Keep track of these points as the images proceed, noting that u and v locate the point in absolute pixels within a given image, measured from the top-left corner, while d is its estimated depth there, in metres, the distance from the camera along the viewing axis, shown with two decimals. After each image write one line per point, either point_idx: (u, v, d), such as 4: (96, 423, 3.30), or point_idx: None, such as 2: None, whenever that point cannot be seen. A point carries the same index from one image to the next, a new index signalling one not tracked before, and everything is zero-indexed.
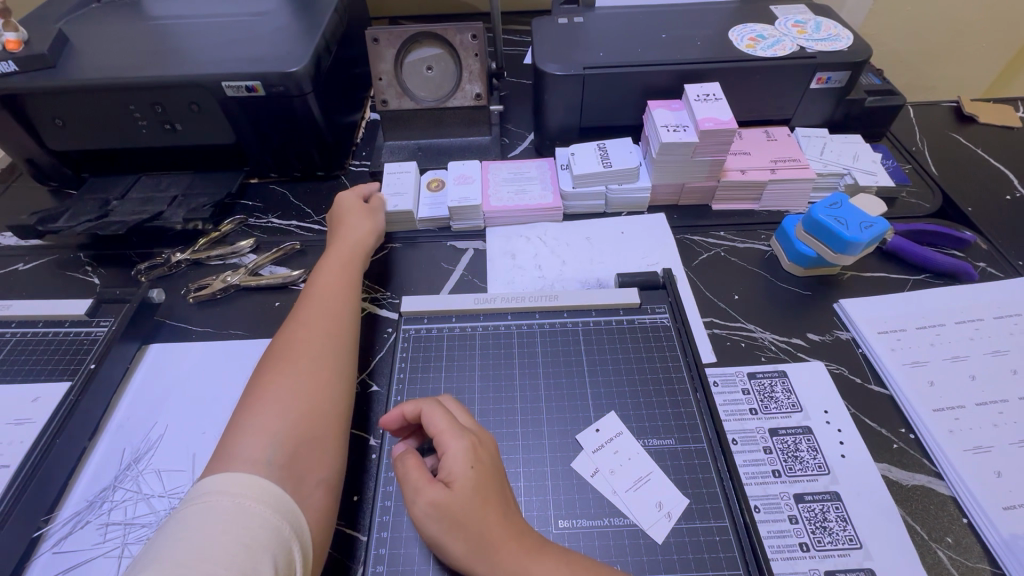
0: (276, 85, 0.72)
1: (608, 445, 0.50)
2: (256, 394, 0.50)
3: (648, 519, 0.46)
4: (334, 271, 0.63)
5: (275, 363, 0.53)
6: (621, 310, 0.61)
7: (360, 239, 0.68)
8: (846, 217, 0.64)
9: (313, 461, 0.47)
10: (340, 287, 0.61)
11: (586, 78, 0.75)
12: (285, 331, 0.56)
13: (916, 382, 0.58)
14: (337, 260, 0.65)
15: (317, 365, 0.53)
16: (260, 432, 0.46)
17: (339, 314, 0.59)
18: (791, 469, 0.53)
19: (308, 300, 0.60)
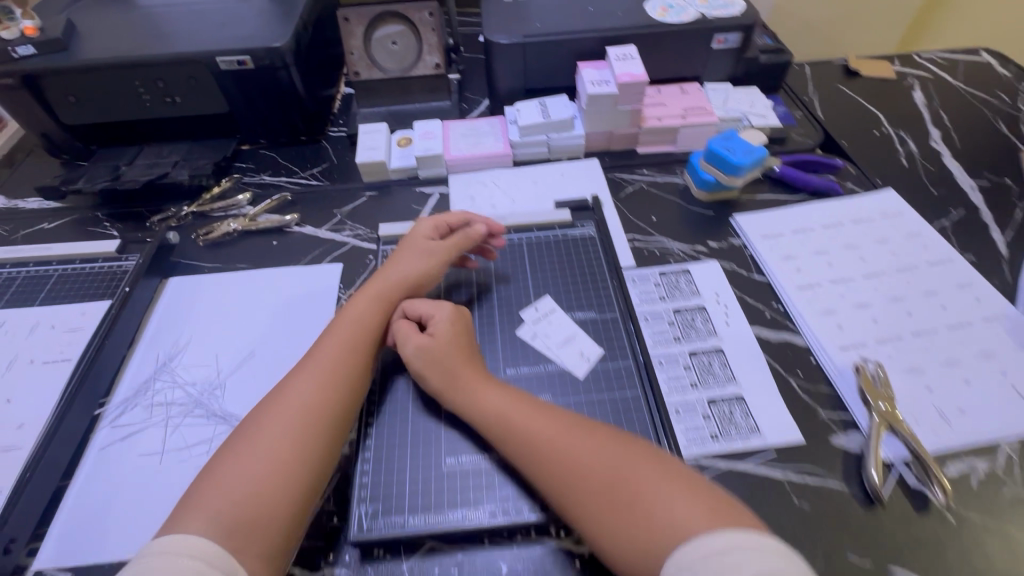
0: (263, 59, 0.85)
1: (544, 317, 0.67)
2: (238, 441, 0.50)
3: (573, 362, 0.62)
4: (355, 316, 0.60)
5: (262, 416, 0.52)
6: (556, 226, 0.77)
7: (397, 272, 0.65)
8: (734, 146, 0.80)
9: (249, 544, 0.44)
10: (351, 340, 0.58)
11: (527, 46, 0.89)
12: (289, 379, 0.55)
13: (786, 269, 0.74)
14: (361, 306, 0.61)
15: (293, 436, 0.50)
16: (209, 501, 0.46)
17: (329, 387, 0.54)
18: (688, 335, 0.68)
19: (320, 352, 0.57)
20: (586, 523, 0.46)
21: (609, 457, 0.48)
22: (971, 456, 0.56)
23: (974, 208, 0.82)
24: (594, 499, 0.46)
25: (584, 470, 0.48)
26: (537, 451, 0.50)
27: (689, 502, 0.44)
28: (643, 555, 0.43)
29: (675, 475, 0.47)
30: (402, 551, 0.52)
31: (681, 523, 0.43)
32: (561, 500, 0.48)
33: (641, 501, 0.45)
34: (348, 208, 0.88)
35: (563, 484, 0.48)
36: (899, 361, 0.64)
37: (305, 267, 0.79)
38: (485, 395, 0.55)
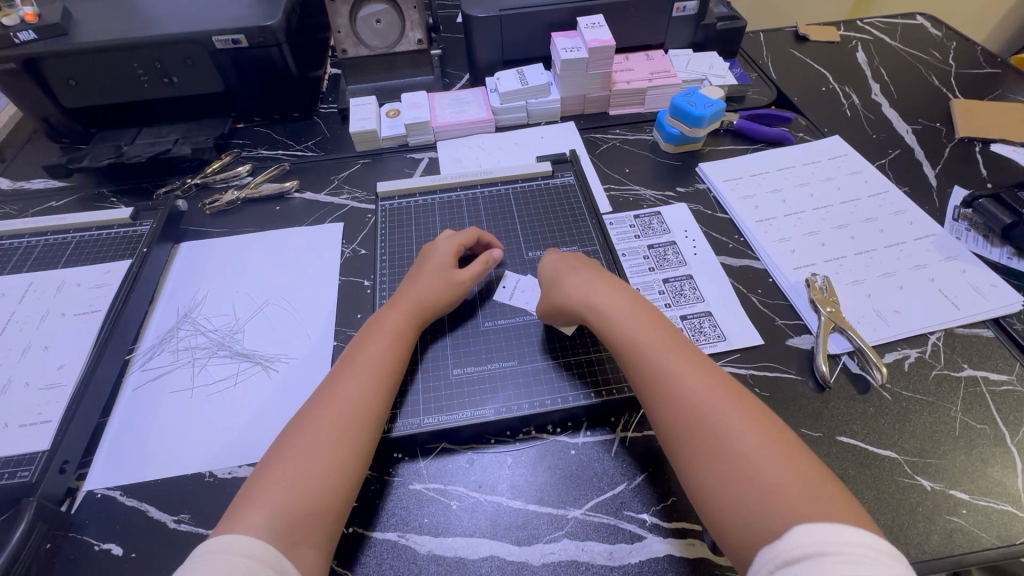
0: (257, 37, 0.90)
1: (514, 286, 0.72)
2: (288, 436, 0.52)
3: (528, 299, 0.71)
4: (396, 321, 0.62)
5: (311, 412, 0.54)
6: (539, 178, 0.85)
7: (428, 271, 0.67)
8: (695, 101, 0.89)
9: (301, 536, 0.46)
10: (396, 354, 0.59)
11: (504, 19, 0.97)
12: (335, 379, 0.57)
13: (746, 206, 0.83)
14: (394, 316, 0.63)
15: (339, 436, 0.52)
16: (264, 499, 0.47)
17: (377, 395, 0.56)
18: (661, 266, 0.76)
19: (360, 357, 0.58)
20: (693, 477, 0.48)
21: (739, 419, 0.48)
22: (902, 346, 0.66)
23: (908, 148, 0.92)
24: (707, 454, 0.48)
25: (711, 424, 0.49)
26: (669, 394, 0.52)
27: (808, 493, 0.43)
28: (743, 524, 0.44)
29: (794, 453, 0.46)
30: (418, 452, 0.60)
31: (792, 510, 0.42)
32: (674, 441, 0.51)
33: (754, 472, 0.45)
34: (344, 174, 0.94)
35: (681, 428, 0.50)
36: (844, 275, 0.73)
37: (309, 228, 0.85)
38: (633, 337, 0.57)
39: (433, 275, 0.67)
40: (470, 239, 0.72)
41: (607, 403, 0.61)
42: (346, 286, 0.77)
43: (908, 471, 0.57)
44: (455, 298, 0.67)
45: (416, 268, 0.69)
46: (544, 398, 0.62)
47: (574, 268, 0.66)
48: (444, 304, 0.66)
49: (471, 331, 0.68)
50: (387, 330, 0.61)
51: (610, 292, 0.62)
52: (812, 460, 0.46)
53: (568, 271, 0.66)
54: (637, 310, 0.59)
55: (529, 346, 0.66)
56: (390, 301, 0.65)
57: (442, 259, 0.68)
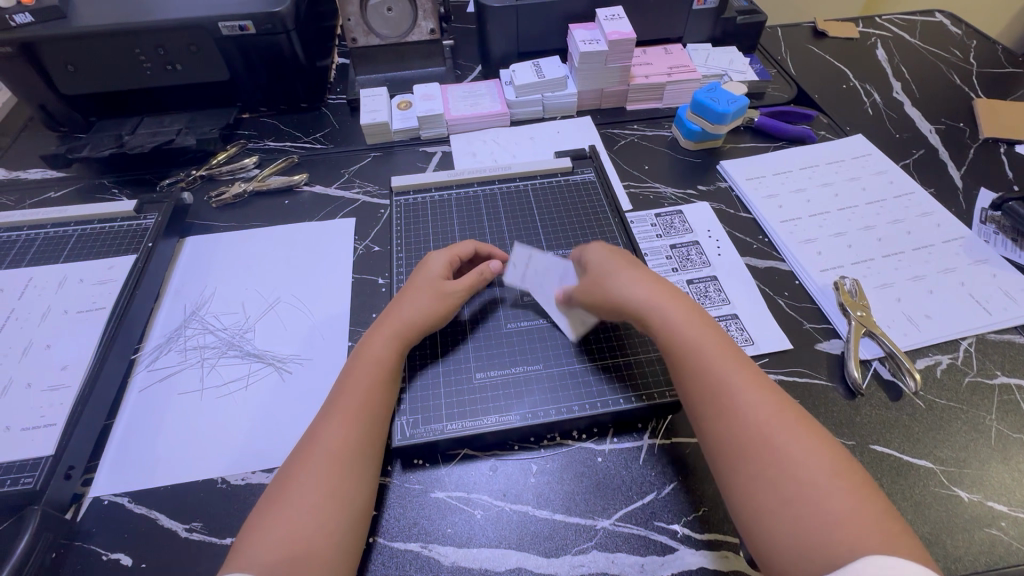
0: (265, 23, 0.87)
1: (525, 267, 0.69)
2: (279, 482, 0.49)
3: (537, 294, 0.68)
4: (377, 343, 0.57)
5: (304, 451, 0.50)
6: (559, 174, 0.82)
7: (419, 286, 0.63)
8: (718, 96, 0.86)
9: None
10: (379, 379, 0.55)
11: (520, 9, 0.94)
12: (328, 414, 0.52)
13: (769, 206, 0.81)
14: (379, 342, 0.58)
15: (336, 481, 0.48)
16: (258, 548, 0.44)
17: (362, 424, 0.52)
18: (684, 266, 0.74)
19: (346, 391, 0.54)
20: (752, 501, 0.45)
21: (805, 443, 0.46)
22: (934, 352, 0.65)
23: (932, 148, 0.90)
24: (773, 478, 0.45)
25: (778, 447, 0.46)
26: (732, 411, 0.49)
27: (875, 526, 0.41)
28: (805, 555, 0.41)
29: (863, 486, 0.44)
30: (439, 459, 0.57)
31: (861, 543, 0.40)
32: (732, 458, 0.48)
33: (822, 501, 0.43)
34: (355, 168, 0.91)
35: (743, 448, 0.47)
36: (872, 278, 0.71)
37: (320, 223, 0.82)
38: (689, 348, 0.53)
39: (416, 289, 0.63)
40: (464, 253, 0.67)
41: (636, 409, 0.59)
42: (360, 284, 0.74)
43: (945, 482, 0.55)
44: (445, 304, 0.62)
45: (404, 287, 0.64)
46: (570, 403, 0.59)
47: (619, 263, 0.61)
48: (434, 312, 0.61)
49: (492, 333, 0.65)
50: (375, 357, 0.56)
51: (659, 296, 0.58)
52: (874, 489, 0.44)
53: (612, 266, 0.60)
54: (692, 317, 0.55)
55: (552, 349, 0.64)
56: (375, 321, 0.61)
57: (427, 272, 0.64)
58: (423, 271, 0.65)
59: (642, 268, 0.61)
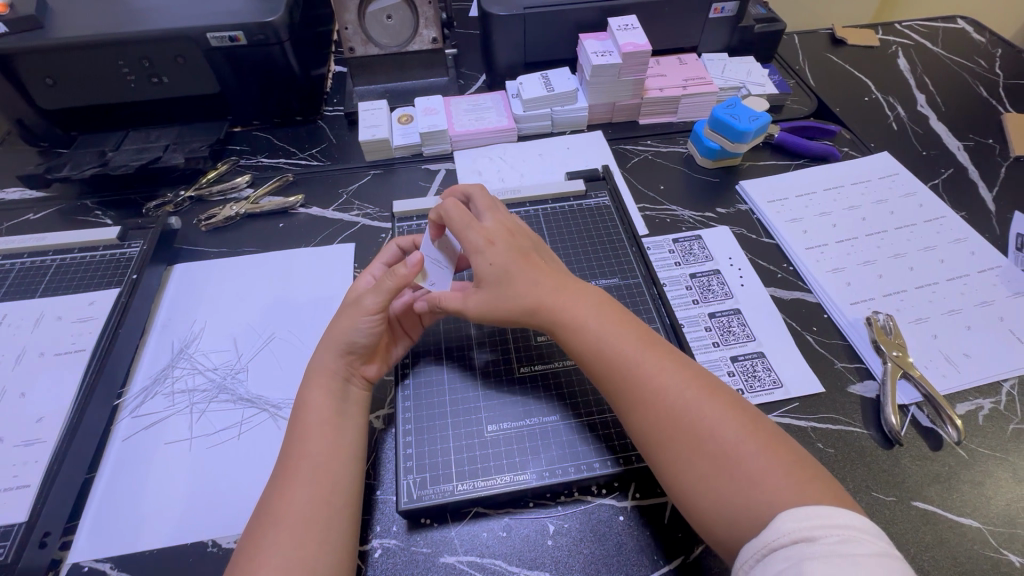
0: (257, 34, 0.82)
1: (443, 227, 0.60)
2: (243, 561, 0.44)
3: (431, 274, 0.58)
4: (319, 391, 0.53)
5: (261, 522, 0.46)
6: (571, 197, 0.76)
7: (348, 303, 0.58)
8: (739, 113, 0.82)
9: None
10: (331, 427, 0.51)
11: (527, 18, 0.89)
12: (280, 478, 0.48)
13: (793, 230, 0.77)
14: (319, 389, 0.53)
15: (301, 557, 0.43)
16: None
17: (316, 481, 0.48)
18: (705, 298, 0.70)
19: (292, 445, 0.50)
20: (681, 483, 0.44)
21: (709, 407, 0.46)
22: (974, 396, 0.61)
23: (961, 167, 0.86)
24: (692, 453, 0.44)
25: (690, 420, 0.45)
26: (642, 393, 0.47)
27: (793, 480, 0.41)
28: (735, 523, 0.41)
29: (773, 441, 0.44)
30: (448, 518, 0.53)
31: (780, 497, 0.40)
32: (652, 442, 0.46)
33: (742, 467, 0.42)
34: (353, 187, 0.86)
35: (657, 429, 0.46)
36: (906, 312, 0.67)
37: (316, 248, 0.77)
38: (597, 331, 0.51)
39: (345, 306, 0.58)
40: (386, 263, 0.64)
41: None
42: None
43: (993, 544, 0.52)
44: (369, 305, 0.55)
45: (339, 314, 0.58)
46: (591, 459, 0.53)
47: (516, 261, 0.53)
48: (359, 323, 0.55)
49: (504, 378, 0.58)
50: (319, 410, 0.52)
51: (561, 280, 0.55)
52: (784, 440, 0.45)
53: (503, 261, 0.53)
54: (596, 298, 0.53)
55: (572, 393, 0.57)
56: (309, 366, 0.56)
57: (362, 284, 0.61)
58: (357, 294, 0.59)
59: (541, 255, 0.57)
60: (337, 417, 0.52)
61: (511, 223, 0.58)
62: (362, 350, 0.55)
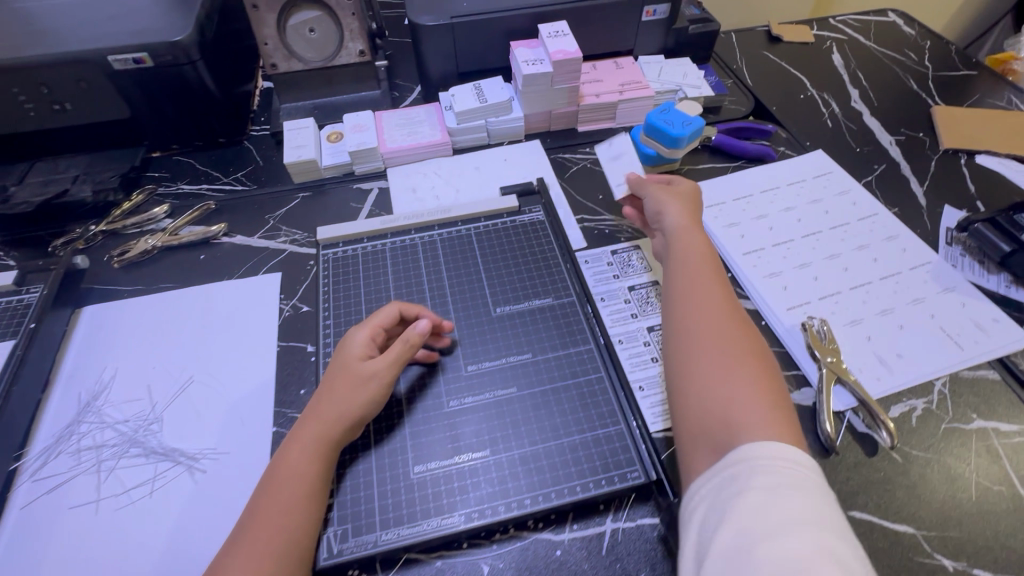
0: (165, 55, 0.77)
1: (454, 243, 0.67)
2: None
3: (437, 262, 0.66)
4: (304, 455, 0.48)
5: None
6: (504, 214, 0.74)
7: (355, 365, 0.51)
8: (672, 118, 0.80)
9: None
10: (308, 499, 0.47)
11: (455, 27, 0.86)
12: (234, 550, 0.44)
13: (731, 235, 0.76)
14: (300, 451, 0.48)
15: None
16: None
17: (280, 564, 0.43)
18: (644, 311, 0.69)
19: (260, 514, 0.45)
20: (682, 380, 0.53)
21: (734, 341, 0.53)
22: (908, 396, 0.61)
23: (893, 162, 0.86)
24: (706, 360, 0.52)
25: (718, 338, 0.53)
26: (690, 304, 0.57)
27: (767, 419, 0.47)
28: (710, 432, 0.48)
29: (770, 392, 0.49)
30: (378, 568, 0.48)
31: (760, 431, 0.46)
32: (675, 338, 0.56)
33: (741, 388, 0.49)
34: (281, 212, 0.82)
35: (687, 331, 0.55)
36: (841, 315, 0.67)
37: (240, 280, 0.73)
38: (676, 268, 0.61)
39: (341, 374, 0.50)
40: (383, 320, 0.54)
41: (597, 494, 0.51)
42: (284, 355, 0.65)
43: (928, 550, 0.51)
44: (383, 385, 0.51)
45: (341, 376, 0.51)
46: (522, 496, 0.50)
47: (675, 203, 0.68)
48: (367, 401, 0.50)
49: (433, 414, 0.55)
50: (297, 477, 0.47)
51: (695, 225, 0.65)
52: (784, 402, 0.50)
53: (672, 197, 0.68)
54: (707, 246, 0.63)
55: (503, 425, 0.54)
56: (300, 419, 0.50)
57: (353, 347, 0.52)
58: (359, 359, 0.51)
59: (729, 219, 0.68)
60: (313, 486, 0.47)
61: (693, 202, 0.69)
62: (361, 425, 0.51)
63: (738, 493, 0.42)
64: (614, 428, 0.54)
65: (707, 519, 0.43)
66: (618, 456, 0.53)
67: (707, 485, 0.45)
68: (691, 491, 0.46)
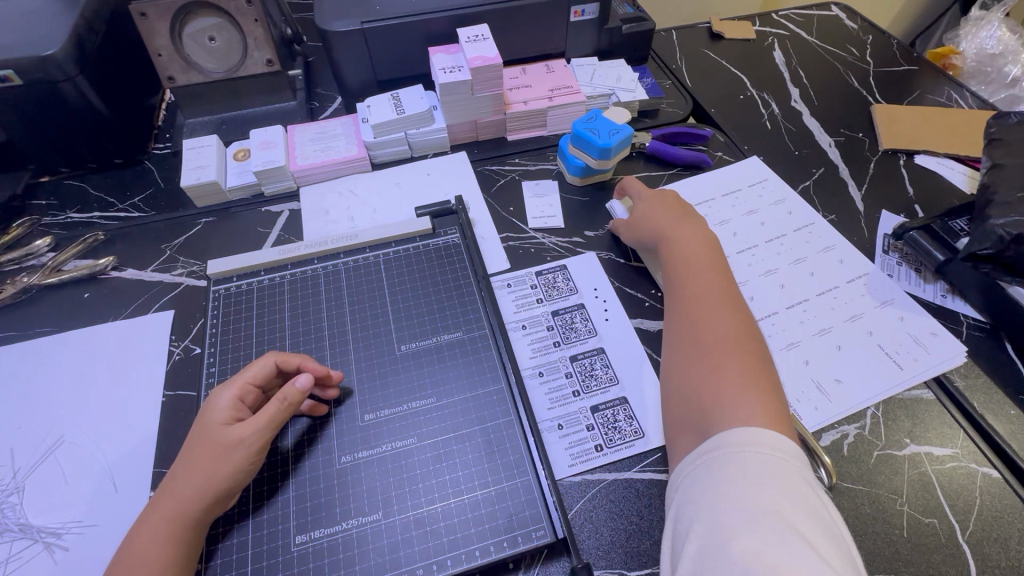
0: (33, 71, 0.69)
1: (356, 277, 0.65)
2: None
3: (354, 297, 0.63)
4: (156, 541, 0.42)
5: None
6: (417, 237, 0.69)
7: (219, 422, 0.47)
8: (598, 128, 0.76)
9: None
10: None
11: (368, 33, 0.80)
12: None
13: None
14: (155, 536, 0.43)
15: None
16: None
17: None
18: (567, 339, 0.64)
19: None
20: (670, 371, 0.54)
21: (724, 332, 0.53)
22: (840, 423, 0.58)
23: (832, 166, 0.83)
24: (691, 347, 0.53)
25: (702, 328, 0.54)
26: (677, 300, 0.59)
27: (752, 408, 0.46)
28: (691, 419, 0.49)
29: (758, 384, 0.49)
30: None
31: (737, 415, 0.46)
32: (670, 329, 0.57)
33: (721, 373, 0.50)
34: (179, 240, 0.75)
35: (678, 321, 0.57)
36: (777, 338, 0.64)
37: (127, 320, 0.66)
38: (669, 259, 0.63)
39: (203, 442, 0.46)
40: (255, 376, 0.50)
41: (501, 556, 0.46)
42: (168, 407, 0.59)
43: None
44: (245, 449, 0.46)
45: (200, 444, 0.46)
46: (414, 566, 0.45)
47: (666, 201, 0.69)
48: (225, 473, 0.45)
49: (321, 473, 0.50)
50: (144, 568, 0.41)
51: (692, 221, 0.66)
52: (775, 395, 0.49)
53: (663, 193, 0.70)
54: (697, 237, 0.63)
55: (400, 481, 0.49)
56: (156, 496, 0.45)
57: (216, 411, 0.48)
58: (219, 420, 0.47)
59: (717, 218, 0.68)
60: None
61: (672, 201, 0.70)
62: (227, 497, 0.46)
63: (711, 484, 0.42)
64: (521, 479, 0.50)
65: (682, 509, 0.43)
66: (523, 512, 0.48)
67: (687, 471, 0.45)
68: (673, 476, 0.47)
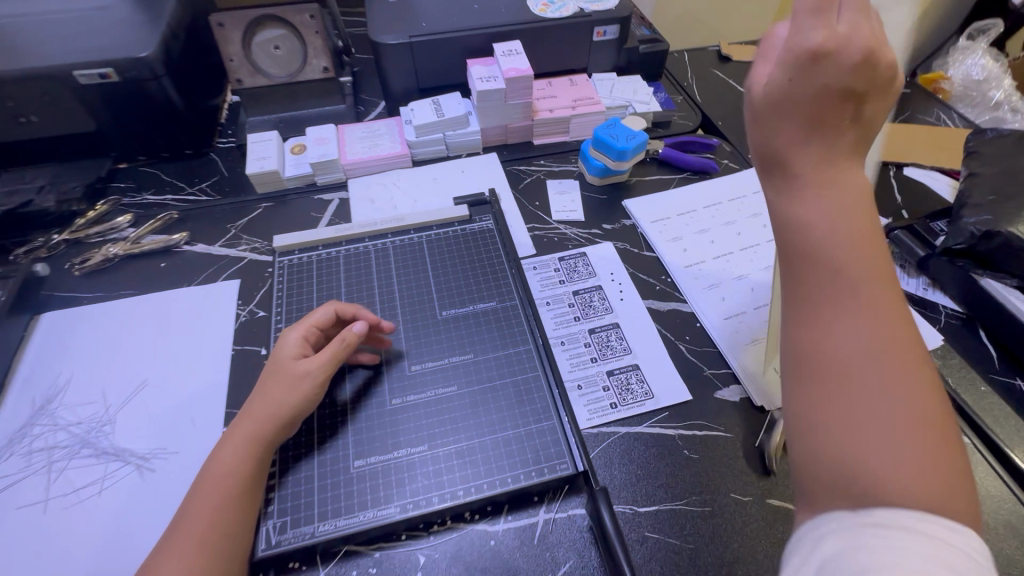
0: (128, 70, 0.80)
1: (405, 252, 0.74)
2: None
3: (401, 270, 0.72)
4: (238, 450, 0.50)
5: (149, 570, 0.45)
6: (455, 223, 0.78)
7: (290, 356, 0.56)
8: (618, 133, 0.85)
9: None
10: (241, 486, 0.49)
11: (415, 46, 0.90)
12: (172, 530, 0.47)
13: (673, 249, 0.80)
14: (238, 446, 0.51)
15: None
16: None
17: (212, 542, 0.46)
18: (586, 314, 0.72)
19: (198, 501, 0.48)
20: (809, 433, 0.38)
21: (889, 369, 0.36)
22: None
23: None
24: (845, 394, 0.36)
25: (856, 366, 0.37)
26: (818, 353, 0.38)
27: (926, 472, 0.33)
28: (842, 490, 0.35)
29: (936, 441, 0.34)
30: (318, 559, 0.51)
31: (905, 485, 0.33)
32: (803, 370, 0.39)
33: (893, 431, 0.34)
34: (243, 221, 0.84)
35: (816, 356, 0.39)
36: None
37: (199, 286, 0.76)
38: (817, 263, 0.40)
39: (279, 371, 0.55)
40: (320, 321, 0.59)
41: (529, 484, 0.54)
42: (237, 360, 0.68)
43: None
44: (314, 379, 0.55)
45: (274, 373, 0.55)
46: (455, 488, 0.53)
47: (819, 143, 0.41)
48: (296, 399, 0.53)
49: (375, 412, 0.58)
50: (232, 472, 0.50)
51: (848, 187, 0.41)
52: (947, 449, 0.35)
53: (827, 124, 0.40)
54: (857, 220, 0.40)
55: (442, 421, 0.57)
56: (238, 415, 0.54)
57: (288, 347, 0.57)
58: (290, 355, 0.56)
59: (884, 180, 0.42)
60: (249, 481, 0.50)
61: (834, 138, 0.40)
62: (296, 420, 0.54)
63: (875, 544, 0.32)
64: (546, 423, 0.58)
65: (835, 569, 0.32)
66: (548, 450, 0.56)
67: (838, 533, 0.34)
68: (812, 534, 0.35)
